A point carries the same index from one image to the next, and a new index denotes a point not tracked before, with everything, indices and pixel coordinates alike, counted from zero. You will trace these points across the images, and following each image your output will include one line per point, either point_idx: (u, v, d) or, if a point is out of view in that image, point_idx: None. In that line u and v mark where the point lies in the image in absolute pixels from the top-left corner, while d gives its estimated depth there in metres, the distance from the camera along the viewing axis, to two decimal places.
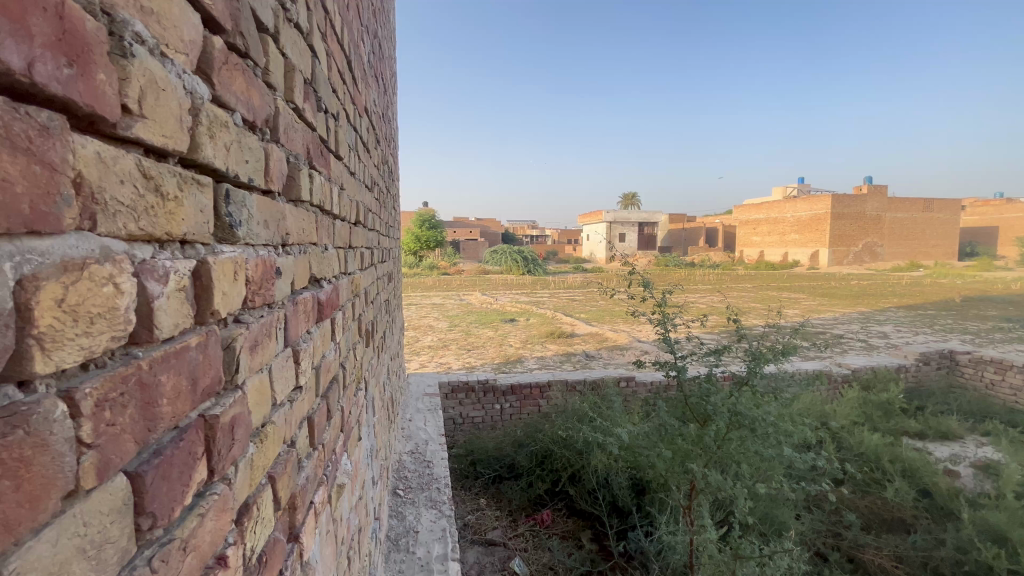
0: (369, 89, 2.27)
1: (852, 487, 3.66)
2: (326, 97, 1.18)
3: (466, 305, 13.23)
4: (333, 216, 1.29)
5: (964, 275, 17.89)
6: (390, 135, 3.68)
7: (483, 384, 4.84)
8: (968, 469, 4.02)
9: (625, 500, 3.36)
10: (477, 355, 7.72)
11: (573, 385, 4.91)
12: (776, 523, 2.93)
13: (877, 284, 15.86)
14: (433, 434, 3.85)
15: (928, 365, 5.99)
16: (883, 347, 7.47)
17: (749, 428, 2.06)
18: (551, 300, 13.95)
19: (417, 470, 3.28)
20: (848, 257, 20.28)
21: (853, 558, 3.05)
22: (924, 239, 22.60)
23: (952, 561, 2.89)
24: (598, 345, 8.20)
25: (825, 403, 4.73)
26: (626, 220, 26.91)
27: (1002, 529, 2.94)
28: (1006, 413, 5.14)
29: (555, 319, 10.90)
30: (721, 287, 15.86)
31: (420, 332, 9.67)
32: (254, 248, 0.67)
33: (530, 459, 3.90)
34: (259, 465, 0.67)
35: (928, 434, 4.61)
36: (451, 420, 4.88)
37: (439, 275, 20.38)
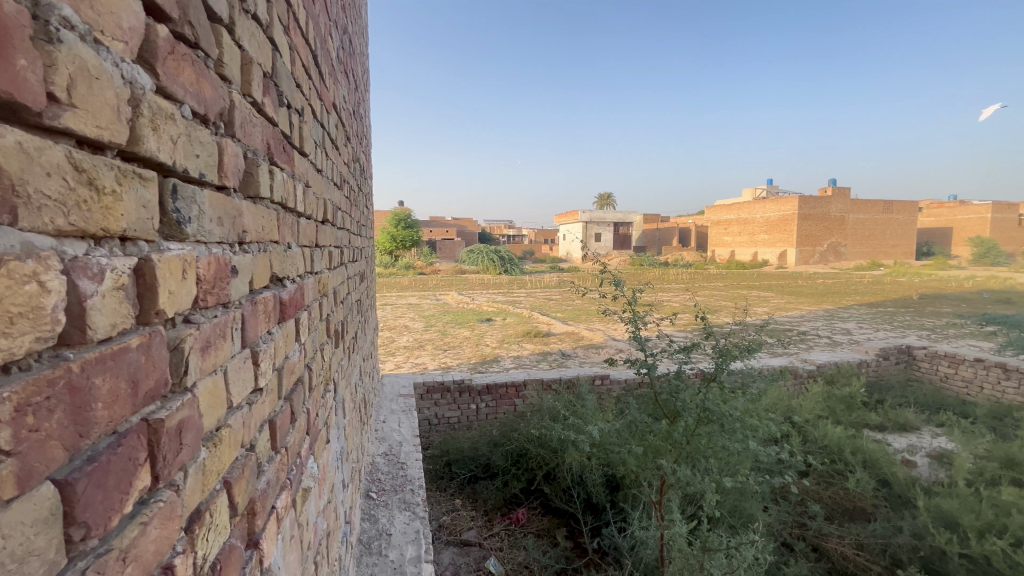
0: (338, 84, 2.23)
1: (817, 479, 3.78)
2: (289, 91, 1.15)
3: (443, 305, 13.14)
4: (297, 213, 1.25)
5: (921, 274, 18.75)
6: (362, 133, 3.62)
7: (459, 384, 4.81)
8: (924, 459, 4.21)
9: (600, 497, 3.40)
10: (453, 355, 7.67)
11: (549, 383, 4.93)
12: (745, 515, 3.01)
13: (841, 283, 16.47)
14: (407, 435, 3.82)
15: (888, 360, 6.25)
16: (847, 343, 7.74)
17: (717, 424, 2.11)
18: (527, 300, 13.98)
19: (391, 472, 3.24)
20: (814, 256, 21.00)
21: (818, 547, 3.16)
22: (885, 239, 23.56)
23: (910, 548, 3.02)
24: (573, 344, 8.25)
25: (791, 398, 4.88)
26: (602, 220, 27.20)
27: (954, 515, 3.09)
28: (958, 404, 5.41)
29: (532, 318, 10.93)
30: (694, 286, 16.19)
31: (395, 332, 9.55)
32: (205, 246, 0.65)
33: (505, 458, 3.89)
34: (212, 470, 0.65)
35: (888, 426, 4.80)
36: (426, 420, 4.84)
37: (415, 275, 20.17)
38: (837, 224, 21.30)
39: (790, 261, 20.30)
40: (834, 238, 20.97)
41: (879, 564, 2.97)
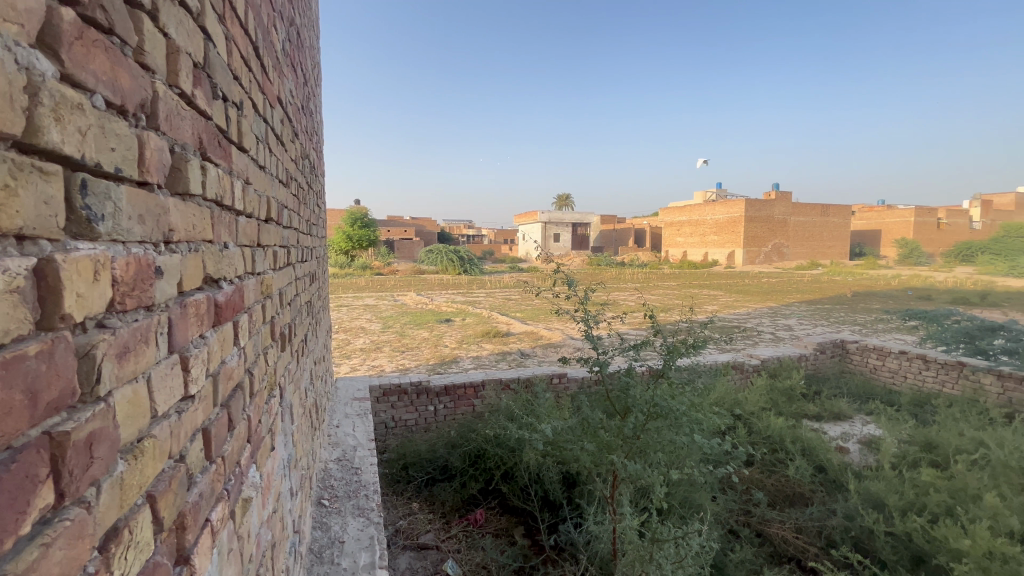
0: (283, 78, 2.15)
1: (761, 468, 3.98)
2: (224, 83, 1.10)
3: (400, 306, 12.92)
4: (234, 211, 1.20)
5: (854, 272, 20.14)
6: (312, 128, 3.50)
7: (416, 386, 4.74)
8: (856, 445, 4.52)
9: (557, 493, 3.44)
10: (411, 356, 7.56)
11: (507, 383, 4.94)
12: (694, 505, 3.14)
13: (783, 282, 17.46)
14: (362, 439, 3.73)
15: (824, 354, 6.67)
16: (788, 338, 8.20)
17: (665, 418, 2.17)
18: (487, 300, 13.99)
19: (344, 478, 3.16)
20: (759, 257, 22.16)
21: (761, 532, 3.33)
22: (822, 240, 25.15)
23: (843, 529, 3.23)
24: (532, 343, 8.32)
25: (737, 391, 5.11)
26: (560, 221, 27.56)
27: (881, 497, 3.33)
28: (885, 393, 5.85)
29: (492, 318, 10.95)
30: (649, 286, 16.69)
31: (351, 334, 9.31)
32: (124, 246, 0.61)
33: (463, 459, 3.86)
34: (132, 483, 0.61)
35: (824, 416, 5.12)
36: (382, 423, 4.74)
37: (372, 275, 19.72)
38: (779, 226, 22.54)
39: (737, 262, 21.32)
40: (777, 239, 22.19)
41: (816, 546, 3.17)
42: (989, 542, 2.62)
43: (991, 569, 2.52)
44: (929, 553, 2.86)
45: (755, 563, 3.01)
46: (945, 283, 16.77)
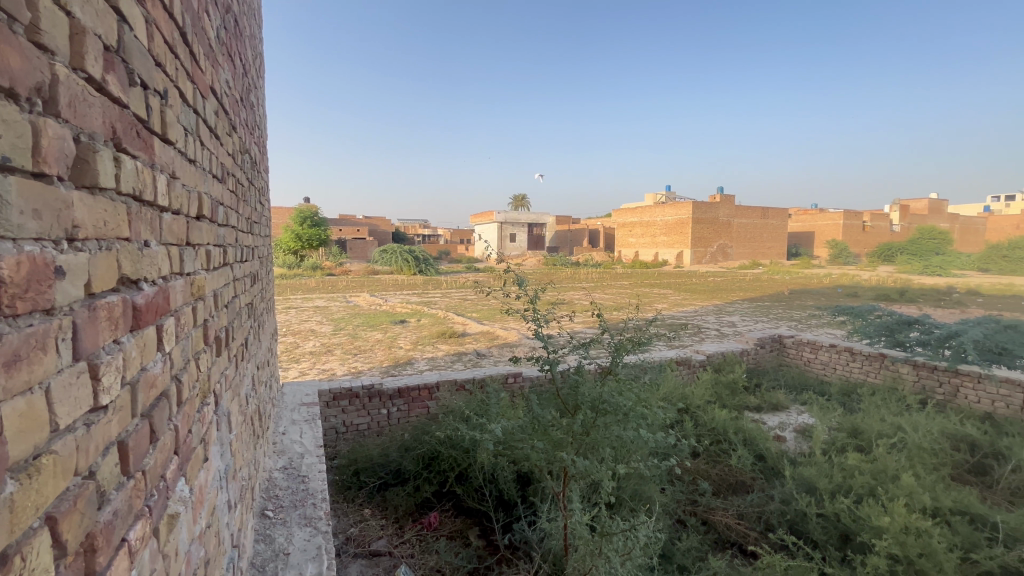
0: (218, 68, 2.04)
1: (706, 459, 4.15)
2: (144, 70, 1.02)
3: (353, 308, 12.56)
4: (157, 207, 1.12)
5: (791, 271, 21.45)
6: (253, 121, 3.34)
7: (368, 390, 4.61)
8: (792, 433, 4.80)
9: (511, 492, 3.44)
10: (363, 358, 7.36)
11: (461, 384, 4.91)
12: (643, 498, 3.24)
13: (728, 280, 18.30)
14: (309, 445, 3.59)
15: (764, 349, 7.07)
16: (732, 334, 8.63)
17: (613, 414, 2.23)
18: (443, 300, 13.85)
19: (290, 487, 3.03)
20: (705, 257, 23.18)
21: (706, 520, 3.47)
22: (762, 241, 26.62)
23: (780, 513, 3.43)
24: (487, 343, 8.30)
25: (684, 386, 5.32)
26: (517, 221, 27.68)
27: (813, 481, 3.55)
28: (817, 384, 6.26)
29: (448, 318, 10.86)
30: (602, 285, 17.06)
31: (300, 337, 8.96)
32: (15, 243, 0.56)
33: (416, 462, 3.80)
34: (25, 506, 0.55)
35: (763, 407, 5.42)
36: (332, 428, 4.59)
37: (323, 275, 19.08)
38: (723, 228, 23.66)
39: (685, 262, 22.24)
40: (722, 240, 23.27)
41: (756, 531, 3.35)
42: (905, 518, 2.86)
43: (907, 543, 2.76)
44: (854, 531, 3.08)
45: (701, 550, 3.14)
46: (869, 280, 18.19)
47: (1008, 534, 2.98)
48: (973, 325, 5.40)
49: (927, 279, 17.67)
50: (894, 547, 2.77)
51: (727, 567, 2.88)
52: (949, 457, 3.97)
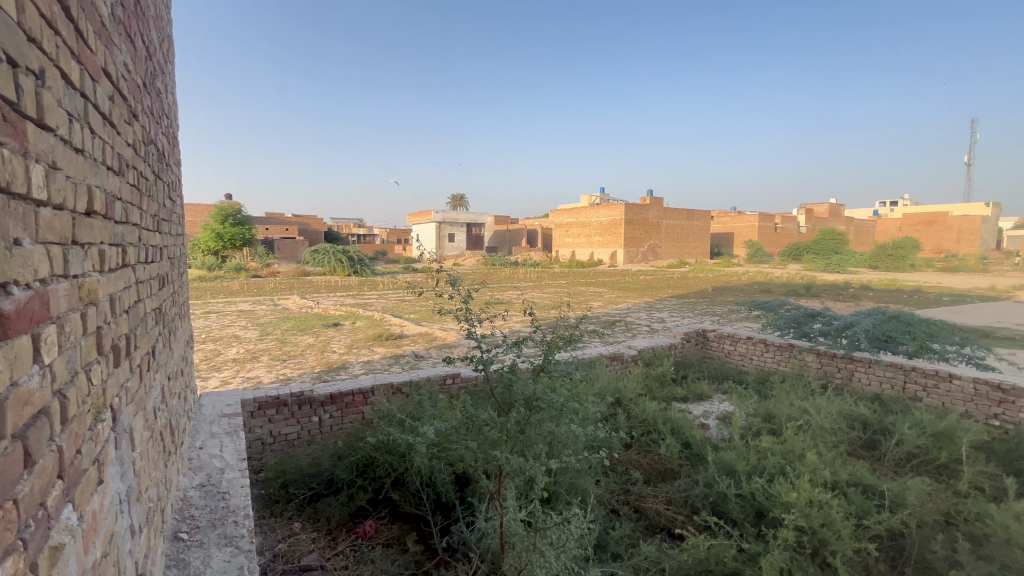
0: (113, 48, 1.85)
1: (638, 449, 4.33)
2: (13, 44, 0.91)
3: (281, 311, 11.87)
4: (32, 202, 0.99)
5: (713, 270, 22.96)
6: (159, 109, 3.06)
7: (297, 397, 4.38)
8: (714, 420, 5.13)
9: (449, 494, 3.40)
10: (292, 364, 6.98)
11: (398, 386, 4.78)
12: (579, 490, 3.33)
13: (659, 279, 19.24)
14: (230, 459, 3.34)
15: (689, 343, 7.52)
16: (661, 330, 9.08)
17: (546, 410, 2.27)
18: (380, 301, 13.47)
19: (207, 505, 2.80)
20: (637, 256, 24.28)
21: (638, 508, 3.63)
22: (688, 242, 28.28)
23: (704, 496, 3.66)
24: (425, 345, 8.17)
25: (617, 380, 5.53)
26: (455, 220, 27.46)
27: (732, 464, 3.81)
28: (736, 373, 6.75)
29: (384, 320, 10.57)
30: (541, 284, 17.32)
31: (220, 343, 8.32)
32: None
33: (350, 470, 3.65)
34: None
35: (690, 397, 5.76)
36: (257, 440, 4.31)
37: (248, 277, 17.89)
38: (653, 229, 24.86)
39: (619, 261, 23.16)
40: (651, 240, 24.45)
41: (683, 515, 3.54)
42: (809, 493, 3.16)
43: (811, 515, 3.05)
44: (767, 507, 3.35)
45: (633, 537, 3.27)
46: (781, 278, 19.87)
47: (893, 500, 3.38)
48: (865, 316, 6.11)
49: (829, 277, 19.60)
50: (800, 519, 3.05)
51: (657, 551, 3.02)
52: (846, 435, 4.44)
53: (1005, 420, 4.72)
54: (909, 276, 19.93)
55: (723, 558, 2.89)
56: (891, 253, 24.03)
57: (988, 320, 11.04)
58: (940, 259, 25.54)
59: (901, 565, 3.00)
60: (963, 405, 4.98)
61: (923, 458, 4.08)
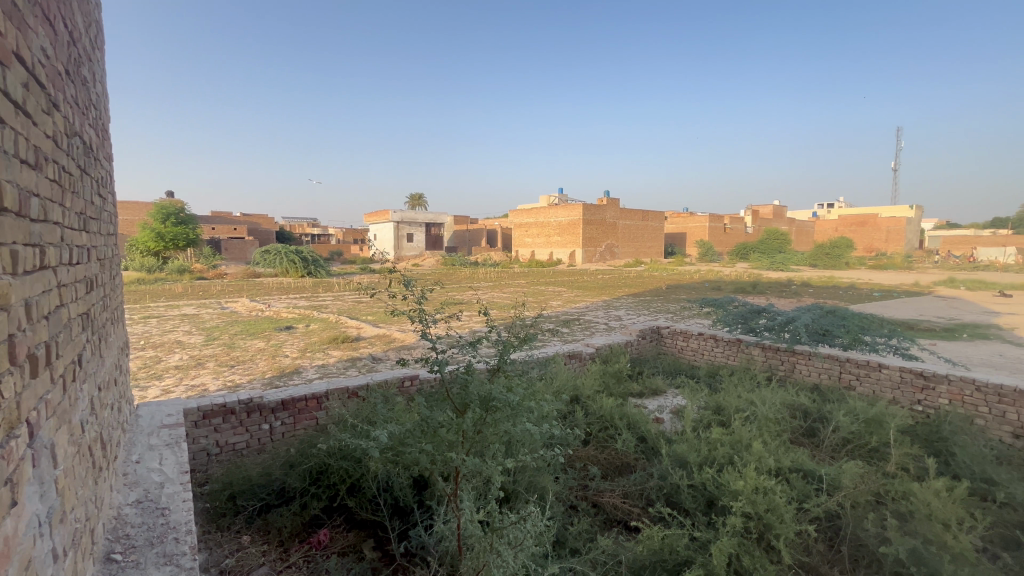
0: (27, 30, 1.69)
1: (596, 445, 4.41)
2: None
3: (229, 315, 11.31)
4: None
5: (667, 269, 23.74)
6: (86, 100, 2.85)
7: (245, 404, 4.18)
8: (668, 413, 5.30)
9: (406, 499, 3.34)
10: (241, 370, 6.66)
11: (354, 390, 4.64)
12: (538, 488, 3.36)
13: (616, 278, 19.68)
14: (170, 472, 3.14)
15: (645, 339, 7.73)
16: (618, 328, 9.30)
17: (502, 410, 2.27)
18: (335, 303, 13.10)
19: (144, 523, 2.62)
20: (594, 255, 24.75)
21: (596, 502, 3.70)
22: (643, 241, 29.10)
23: (658, 488, 3.76)
24: (383, 347, 8.01)
25: (574, 378, 5.61)
26: (413, 220, 27.09)
27: (684, 456, 3.94)
28: (689, 368, 7.01)
29: (340, 322, 10.28)
30: (500, 284, 17.34)
31: (161, 350, 7.83)
32: None
33: (302, 478, 3.51)
34: None
35: (645, 392, 5.93)
36: (202, 451, 4.09)
37: (192, 279, 16.97)
38: (610, 229, 25.41)
39: (577, 260, 23.54)
40: (608, 240, 25.01)
41: (639, 507, 3.63)
42: (755, 480, 3.32)
43: (757, 501, 3.21)
44: (717, 496, 3.48)
45: (591, 531, 3.33)
46: (730, 276, 20.79)
47: (830, 483, 3.60)
48: (805, 312, 6.49)
49: (773, 275, 20.67)
50: (747, 506, 3.20)
51: (614, 544, 3.09)
52: (788, 424, 4.69)
53: (926, 405, 5.11)
54: (844, 273, 21.33)
55: (676, 547, 2.99)
56: (829, 252, 25.61)
57: (912, 314, 11.98)
58: (871, 258, 27.47)
59: (838, 544, 3.20)
60: (891, 393, 5.35)
61: (857, 443, 4.37)
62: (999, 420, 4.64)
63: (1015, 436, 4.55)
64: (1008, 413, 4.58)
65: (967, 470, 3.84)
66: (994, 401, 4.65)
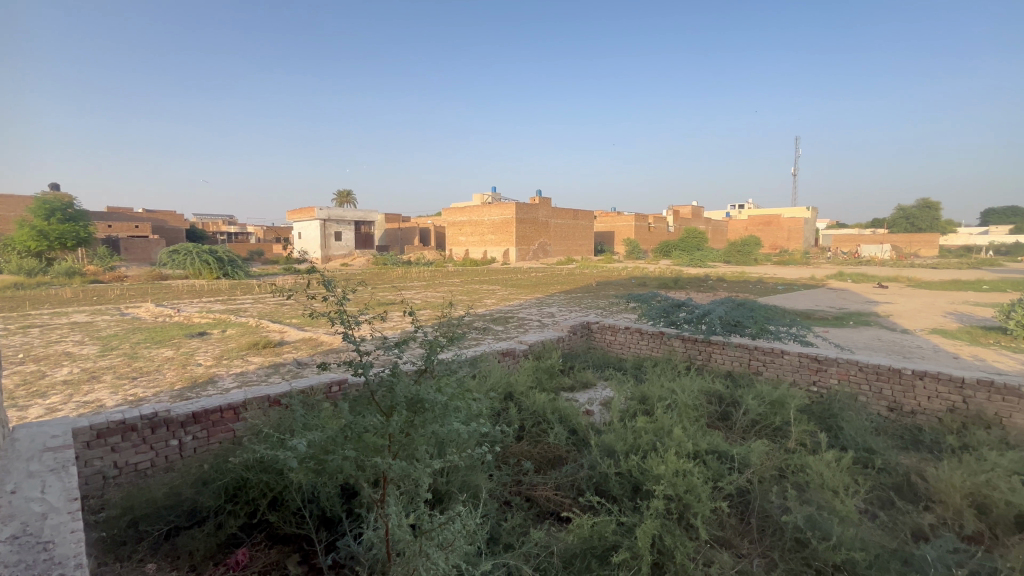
0: None
1: (529, 440, 4.48)
2: None
3: (130, 322, 10.21)
4: None
5: (596, 266, 24.61)
6: None
7: (149, 420, 3.81)
8: (598, 405, 5.50)
9: (334, 508, 3.20)
10: (145, 382, 6.03)
11: (275, 398, 4.36)
12: (472, 486, 3.36)
13: (549, 275, 20.10)
14: (55, 501, 2.77)
15: (576, 335, 7.98)
16: (550, 324, 9.51)
17: (430, 411, 2.24)
18: (255, 306, 12.27)
19: (21, 561, 2.29)
20: (528, 253, 25.09)
21: (529, 496, 3.77)
22: (574, 240, 29.98)
23: (588, 477, 3.89)
24: (309, 351, 7.59)
25: (508, 375, 5.67)
26: (342, 218, 26.03)
27: (612, 445, 4.11)
28: (617, 360, 7.31)
29: (261, 326, 9.64)
30: (434, 283, 17.12)
31: (45, 364, 6.89)
32: None
33: (217, 496, 3.25)
34: None
35: (576, 385, 6.11)
36: (97, 474, 3.67)
37: (85, 282, 15.15)
38: (542, 228, 25.95)
39: (511, 259, 23.75)
40: (541, 239, 25.55)
41: (570, 498, 3.74)
42: (675, 464, 3.54)
43: (677, 483, 3.43)
44: (641, 481, 3.67)
45: (524, 525, 3.38)
46: (654, 272, 21.96)
47: (741, 462, 3.91)
48: (719, 304, 7.01)
49: (692, 271, 22.12)
50: (669, 488, 3.40)
51: (546, 536, 3.16)
52: (705, 410, 5.04)
53: (820, 385, 5.69)
54: (753, 268, 23.28)
55: (605, 533, 3.11)
56: (740, 249, 27.82)
57: (808, 304, 13.34)
58: (774, 254, 30.22)
59: (747, 517, 3.50)
60: (791, 375, 5.90)
61: (763, 423, 4.79)
62: (878, 396, 5.28)
63: (890, 409, 5.20)
64: (884, 389, 5.23)
65: (853, 442, 4.33)
66: (873, 379, 5.28)
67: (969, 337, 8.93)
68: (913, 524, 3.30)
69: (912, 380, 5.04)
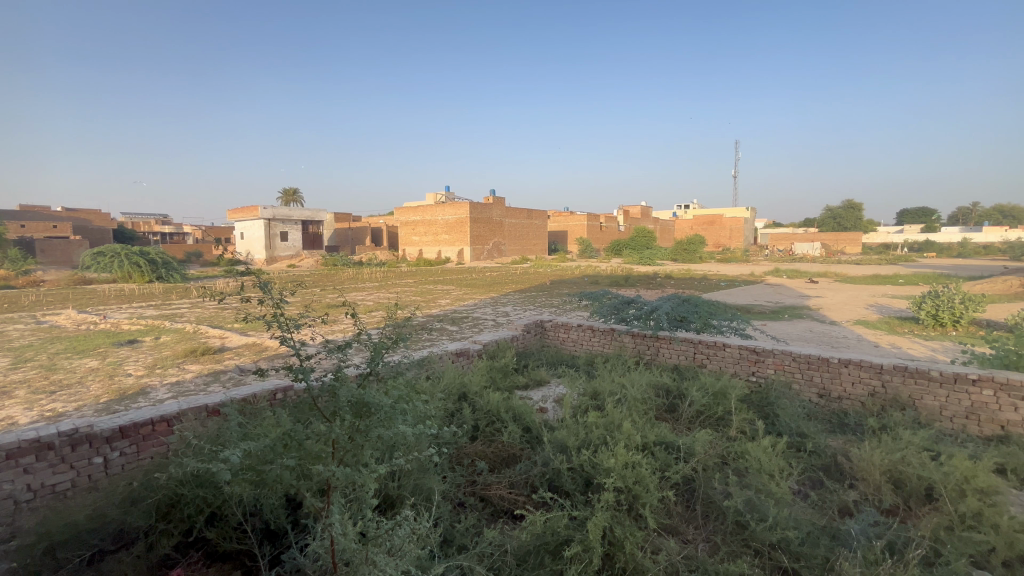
0: None
1: (483, 439, 4.48)
2: None
3: (47, 330, 9.32)
4: None
5: (550, 266, 24.91)
6: None
7: (69, 437, 3.49)
8: (551, 402, 5.57)
9: (279, 521, 3.06)
10: (65, 396, 5.53)
11: (214, 408, 4.11)
12: (424, 490, 3.31)
13: (503, 275, 20.13)
14: None
15: (529, 334, 8.03)
16: (504, 323, 9.53)
17: (375, 414, 2.18)
18: (192, 311, 11.54)
19: None
20: (482, 253, 25.03)
21: (483, 495, 3.76)
22: (528, 239, 30.21)
23: (541, 474, 3.92)
24: (253, 357, 7.22)
25: (462, 375, 5.63)
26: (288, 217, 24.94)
27: (564, 441, 4.16)
28: (570, 358, 7.42)
29: (199, 332, 9.08)
30: (386, 284, 16.72)
31: None
32: None
33: (147, 515, 3.03)
34: None
35: (529, 383, 6.15)
36: (7, 499, 3.33)
37: None
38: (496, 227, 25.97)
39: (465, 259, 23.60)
40: (495, 238, 25.56)
41: (523, 495, 3.76)
42: (624, 456, 3.64)
43: (626, 475, 3.52)
44: (593, 475, 3.74)
45: (478, 526, 3.37)
46: (606, 270, 22.48)
47: (686, 451, 4.07)
48: (666, 301, 7.28)
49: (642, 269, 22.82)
50: (618, 480, 3.49)
51: (499, 535, 3.16)
52: (653, 402, 5.21)
53: (758, 375, 6.01)
54: (698, 266, 24.33)
55: (557, 528, 3.14)
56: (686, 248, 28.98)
57: (748, 299, 14.08)
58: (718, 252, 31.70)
59: (692, 503, 3.65)
60: (732, 367, 6.20)
61: (707, 414, 5.02)
62: (809, 383, 5.65)
63: (820, 395, 5.58)
64: (815, 376, 5.60)
65: (787, 428, 4.62)
66: (805, 368, 5.65)
67: (888, 327, 9.74)
68: (840, 501, 3.56)
69: (838, 368, 5.43)
